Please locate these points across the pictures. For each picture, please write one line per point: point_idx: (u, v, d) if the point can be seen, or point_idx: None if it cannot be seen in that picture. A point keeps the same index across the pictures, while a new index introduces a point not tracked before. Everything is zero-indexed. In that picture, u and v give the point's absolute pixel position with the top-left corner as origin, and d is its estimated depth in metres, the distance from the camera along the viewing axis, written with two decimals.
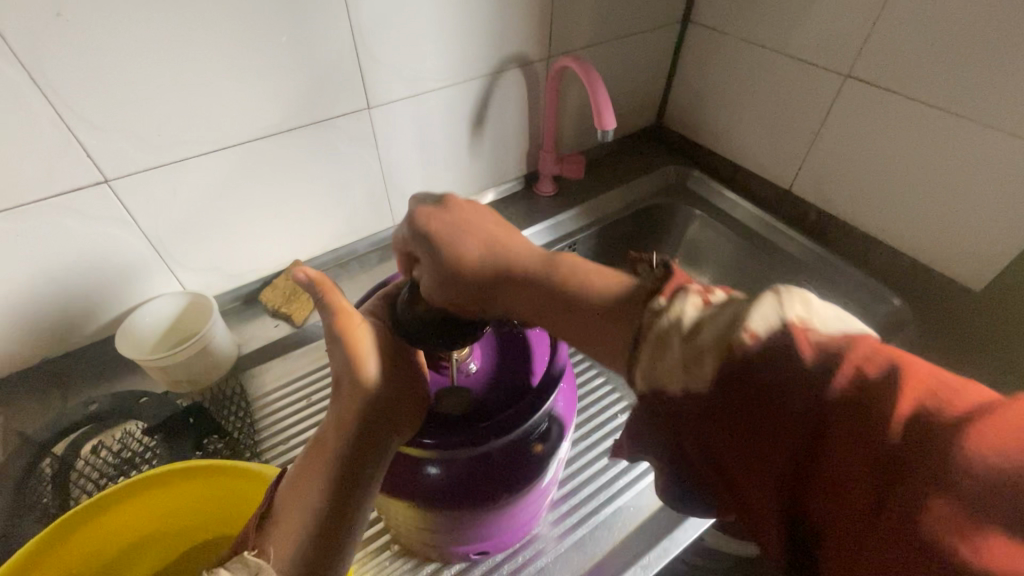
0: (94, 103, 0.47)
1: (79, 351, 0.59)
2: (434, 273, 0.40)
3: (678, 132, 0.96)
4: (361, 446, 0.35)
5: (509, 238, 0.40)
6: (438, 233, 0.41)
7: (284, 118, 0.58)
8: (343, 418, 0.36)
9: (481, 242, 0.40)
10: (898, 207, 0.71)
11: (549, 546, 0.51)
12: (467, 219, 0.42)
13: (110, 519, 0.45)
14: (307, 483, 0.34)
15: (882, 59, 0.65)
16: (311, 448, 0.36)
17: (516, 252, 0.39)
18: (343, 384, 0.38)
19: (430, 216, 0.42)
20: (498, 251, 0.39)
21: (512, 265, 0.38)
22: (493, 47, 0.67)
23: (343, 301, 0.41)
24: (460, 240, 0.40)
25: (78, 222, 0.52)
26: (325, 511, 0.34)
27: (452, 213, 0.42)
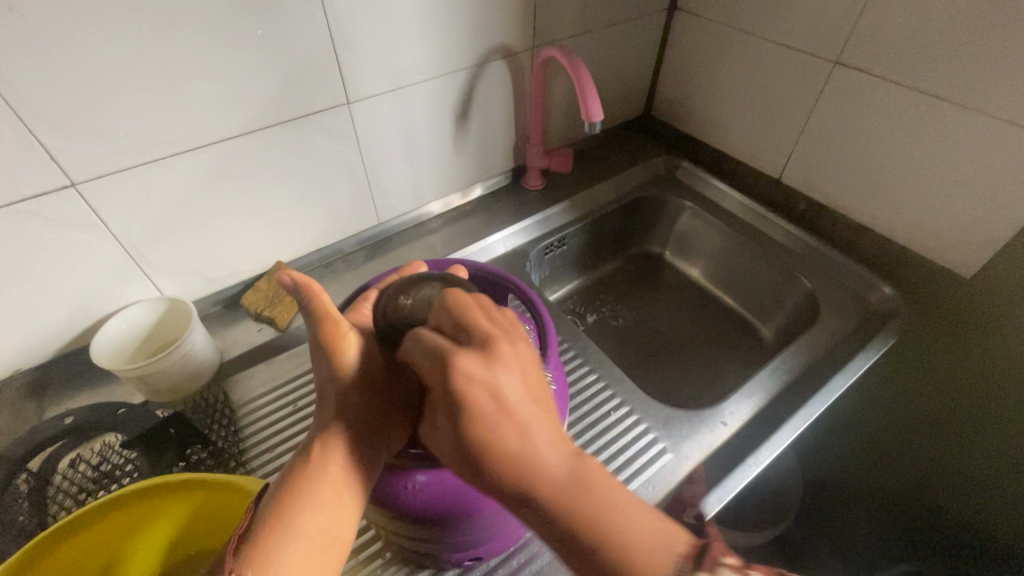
0: (54, 102, 0.45)
1: (53, 363, 0.57)
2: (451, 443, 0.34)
3: (666, 122, 0.95)
4: (351, 460, 0.35)
5: (557, 444, 0.34)
6: (472, 401, 0.32)
7: (260, 115, 0.56)
8: (332, 434, 0.36)
9: (522, 436, 0.33)
10: (889, 195, 0.71)
11: (544, 548, 0.50)
12: (501, 395, 0.33)
13: (87, 540, 0.42)
14: (291, 500, 0.33)
15: (871, 44, 0.64)
16: (293, 461, 0.35)
17: (554, 479, 0.33)
18: (327, 396, 0.37)
19: (473, 371, 0.33)
20: (532, 461, 0.33)
21: (552, 495, 0.33)
22: (476, 38, 0.66)
23: (327, 303, 0.38)
24: (494, 429, 0.33)
25: (45, 228, 0.49)
26: (309, 530, 0.33)
27: (497, 382, 0.33)
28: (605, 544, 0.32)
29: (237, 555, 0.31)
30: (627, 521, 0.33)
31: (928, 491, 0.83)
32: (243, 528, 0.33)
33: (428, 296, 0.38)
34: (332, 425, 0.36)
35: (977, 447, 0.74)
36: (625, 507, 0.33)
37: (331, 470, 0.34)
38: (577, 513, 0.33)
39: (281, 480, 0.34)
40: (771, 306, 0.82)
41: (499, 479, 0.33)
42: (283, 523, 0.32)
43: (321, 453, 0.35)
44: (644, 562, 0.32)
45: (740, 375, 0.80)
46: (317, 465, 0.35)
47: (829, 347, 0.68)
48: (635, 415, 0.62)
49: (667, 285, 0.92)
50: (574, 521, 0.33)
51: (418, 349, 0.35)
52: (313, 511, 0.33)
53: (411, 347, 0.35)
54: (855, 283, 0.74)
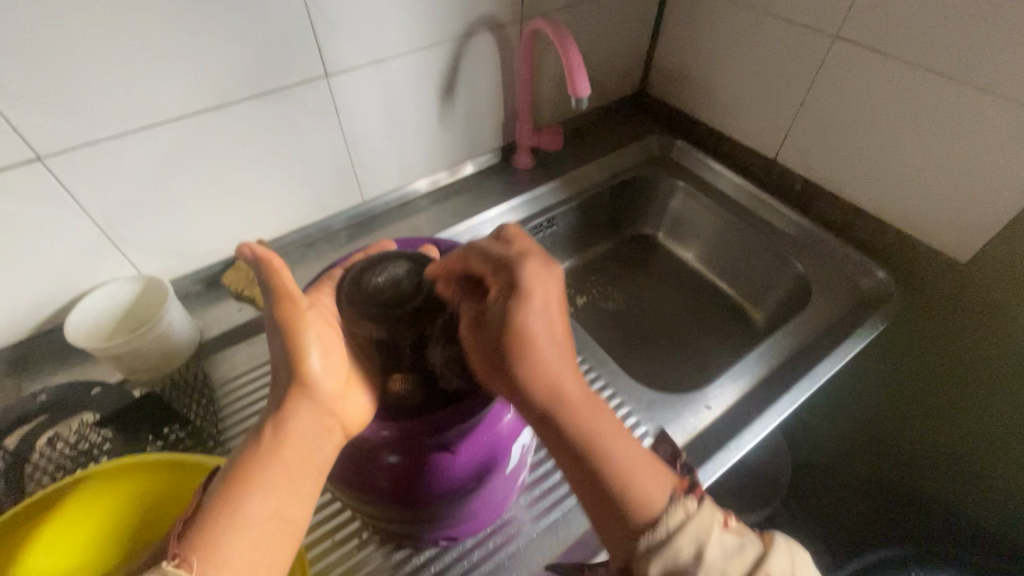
0: (13, 72, 0.43)
1: (29, 341, 0.56)
2: (481, 328, 0.37)
3: (662, 100, 0.93)
4: (305, 446, 0.35)
5: (574, 366, 0.38)
6: (528, 302, 0.37)
7: (234, 88, 0.54)
8: (286, 417, 0.35)
9: (553, 345, 0.37)
10: (885, 177, 0.69)
11: (522, 529, 0.50)
12: (548, 309, 0.38)
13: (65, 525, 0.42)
14: (241, 486, 0.33)
15: (872, 18, 0.62)
16: (243, 445, 0.35)
17: (574, 385, 0.37)
18: (284, 378, 0.37)
19: (537, 282, 0.38)
20: (551, 371, 0.37)
21: (568, 411, 0.37)
22: (461, 8, 0.63)
23: (289, 281, 0.38)
24: (535, 321, 0.37)
25: (13, 204, 0.48)
26: (258, 515, 0.32)
27: (539, 297, 0.37)
28: (607, 467, 0.36)
29: (182, 543, 0.30)
30: (622, 443, 0.37)
31: (914, 476, 0.83)
32: (188, 516, 0.32)
33: (395, 274, 0.38)
34: (285, 410, 0.36)
35: (965, 433, 0.74)
36: (624, 434, 0.38)
37: (284, 456, 0.34)
38: (584, 425, 0.37)
39: (231, 465, 0.34)
40: (763, 290, 0.81)
41: (528, 382, 0.36)
42: (232, 508, 0.32)
43: (272, 439, 0.35)
44: (637, 483, 0.36)
45: (729, 359, 0.79)
46: (270, 451, 0.34)
47: (819, 332, 0.67)
48: (619, 397, 0.61)
49: (659, 267, 0.90)
50: (581, 424, 0.36)
51: (479, 257, 0.39)
52: (265, 497, 0.33)
53: (467, 256, 0.39)
54: (848, 267, 0.73)
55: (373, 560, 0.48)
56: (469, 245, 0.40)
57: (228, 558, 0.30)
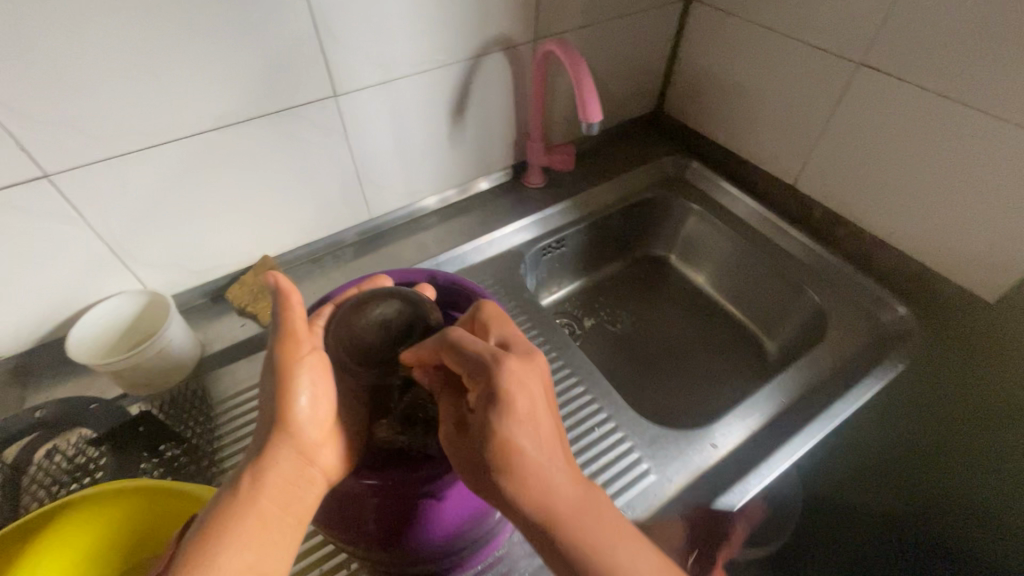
0: (22, 91, 0.43)
1: (35, 352, 0.57)
2: (457, 435, 0.35)
3: (679, 120, 0.91)
4: (284, 494, 0.35)
5: (567, 475, 0.35)
6: (509, 400, 0.34)
7: (243, 107, 0.54)
8: (269, 464, 0.35)
9: (545, 457, 0.34)
10: (909, 209, 0.66)
11: (515, 567, 0.48)
12: (533, 412, 0.34)
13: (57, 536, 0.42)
14: (216, 534, 0.32)
15: (898, 46, 0.59)
16: (221, 492, 0.34)
17: (561, 489, 0.34)
18: (269, 422, 0.36)
19: (517, 376, 0.34)
20: (546, 478, 0.34)
21: (562, 520, 0.34)
22: (474, 29, 0.62)
23: (298, 321, 0.36)
24: (518, 431, 0.34)
25: (20, 220, 0.49)
26: (231, 568, 0.32)
27: (523, 400, 0.34)
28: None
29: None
30: (621, 547, 0.34)
31: (930, 520, 0.80)
32: (161, 567, 0.31)
33: (385, 314, 0.38)
34: (267, 457, 0.35)
35: (987, 479, 0.70)
36: (626, 540, 0.35)
37: (262, 504, 0.34)
38: (581, 539, 0.34)
39: (209, 511, 0.33)
40: (778, 318, 0.78)
41: (520, 500, 0.34)
42: (205, 560, 0.31)
43: (250, 487, 0.34)
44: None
45: (739, 390, 0.77)
46: (247, 499, 0.34)
47: (833, 368, 0.65)
48: (621, 431, 0.59)
49: (670, 290, 0.88)
50: (568, 538, 0.34)
51: (454, 358, 0.35)
52: (240, 549, 0.32)
53: (439, 347, 0.35)
54: (867, 299, 0.70)
55: None
56: (443, 335, 0.35)
57: None
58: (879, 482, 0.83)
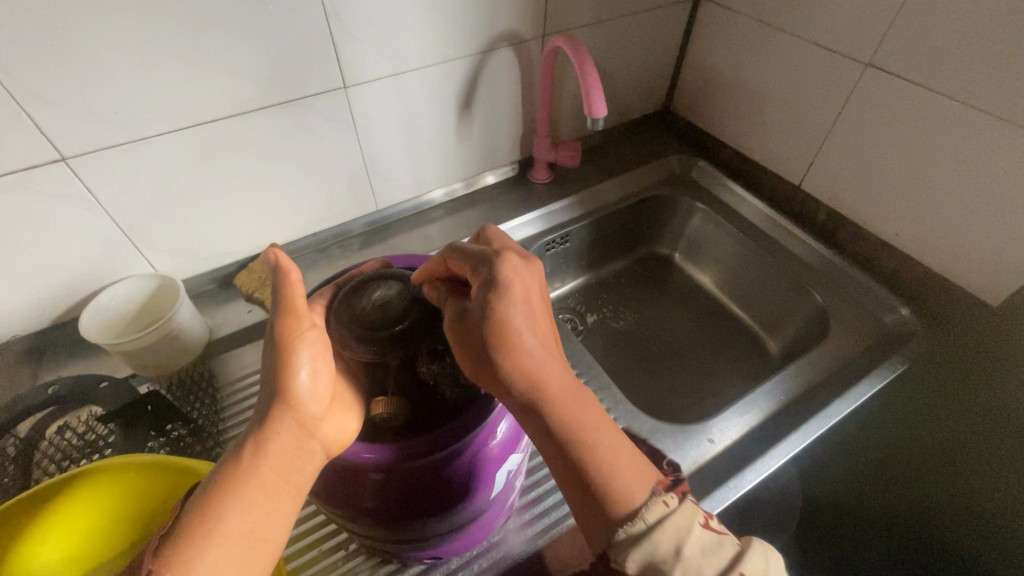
0: (43, 77, 0.45)
1: (49, 331, 0.59)
2: (458, 312, 0.38)
3: (686, 119, 0.91)
4: (285, 465, 0.36)
5: (559, 364, 0.39)
6: (508, 290, 0.38)
7: (255, 96, 0.55)
8: (270, 435, 0.36)
9: (537, 340, 0.39)
10: (915, 211, 0.66)
11: (511, 553, 0.49)
12: (528, 299, 0.39)
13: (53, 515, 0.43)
14: (218, 503, 0.33)
15: (905, 47, 0.59)
16: (224, 459, 0.35)
17: (552, 376, 0.38)
18: (271, 395, 0.37)
19: (516, 268, 0.39)
20: (535, 357, 0.38)
21: (552, 398, 0.38)
22: (483, 23, 0.63)
23: (298, 294, 0.37)
24: (513, 314, 0.38)
25: (37, 201, 0.50)
26: (232, 534, 0.33)
27: (519, 292, 0.39)
28: (586, 448, 0.37)
29: (156, 559, 0.31)
30: (603, 434, 0.38)
31: (930, 525, 0.79)
32: (166, 531, 0.32)
33: (386, 296, 0.40)
34: (269, 427, 0.36)
35: (989, 486, 0.70)
36: (608, 432, 0.38)
37: (263, 474, 0.35)
38: (564, 414, 0.37)
39: (210, 480, 0.34)
40: (781, 319, 0.78)
41: (512, 375, 0.37)
42: (207, 525, 0.32)
43: (252, 458, 0.35)
44: (617, 472, 0.37)
45: (740, 389, 0.77)
46: (249, 469, 0.35)
47: (834, 368, 0.65)
48: (619, 424, 0.60)
49: (674, 289, 0.89)
50: (554, 407, 0.37)
51: (459, 256, 0.40)
52: (242, 515, 0.33)
53: (448, 254, 0.41)
54: (871, 301, 0.70)
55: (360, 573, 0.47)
56: (451, 246, 0.41)
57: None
58: (879, 486, 0.82)
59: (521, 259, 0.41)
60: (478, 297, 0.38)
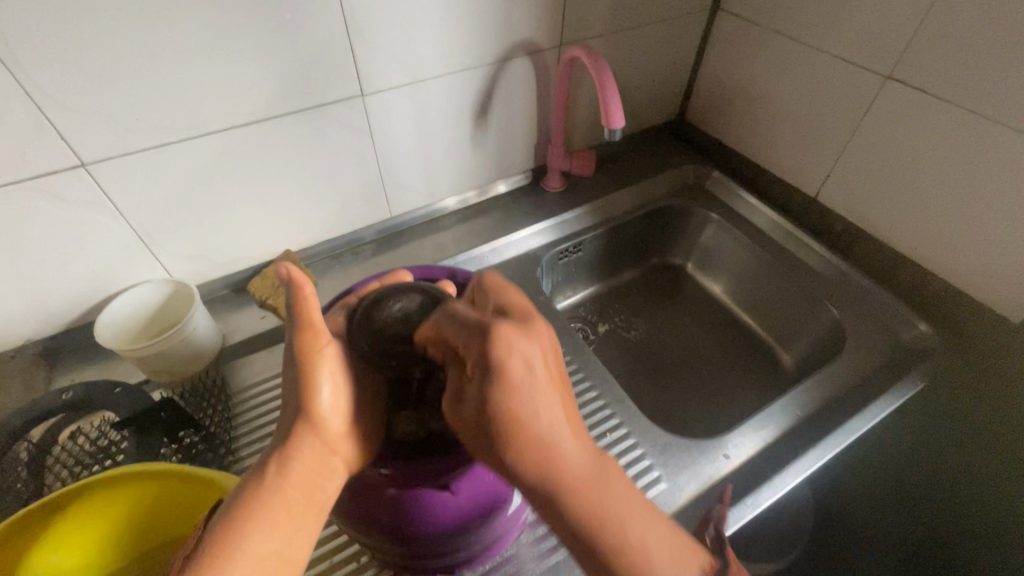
0: (65, 84, 0.45)
1: (65, 335, 0.59)
2: (458, 404, 0.35)
3: (700, 129, 0.91)
4: (308, 483, 0.35)
5: (574, 440, 0.35)
6: (508, 372, 0.34)
7: (273, 103, 0.55)
8: (292, 453, 0.36)
9: (550, 424, 0.34)
10: (933, 226, 0.65)
11: (524, 568, 0.49)
12: (533, 380, 0.34)
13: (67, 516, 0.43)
14: (240, 523, 0.33)
15: (927, 60, 0.59)
16: (248, 478, 0.35)
17: (568, 458, 0.35)
18: (293, 412, 0.37)
19: (514, 344, 0.34)
20: (548, 443, 0.34)
21: (568, 484, 0.34)
22: (500, 33, 0.63)
23: (314, 311, 0.36)
24: (518, 399, 0.34)
25: (56, 206, 0.50)
26: (255, 554, 0.32)
27: (527, 371, 0.34)
28: (609, 536, 0.34)
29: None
30: (628, 513, 0.35)
31: (945, 543, 0.78)
32: (189, 550, 0.32)
33: (408, 307, 0.38)
34: (292, 445, 0.36)
35: (1007, 506, 0.68)
36: (635, 508, 0.36)
37: (286, 493, 0.35)
38: (588, 503, 0.34)
39: (233, 499, 0.34)
40: (795, 332, 0.77)
41: (523, 465, 0.34)
42: (230, 545, 0.32)
43: (275, 476, 0.35)
44: (646, 562, 0.35)
45: (752, 402, 0.76)
46: (272, 488, 0.35)
47: (851, 384, 0.64)
48: (632, 437, 0.59)
49: (686, 299, 0.88)
50: (570, 495, 0.34)
51: (453, 324, 0.35)
52: (264, 535, 0.33)
53: (440, 323, 0.35)
54: (888, 315, 0.69)
55: None
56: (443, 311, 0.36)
57: None
58: (893, 502, 0.81)
59: (519, 323, 0.36)
60: (475, 379, 0.34)
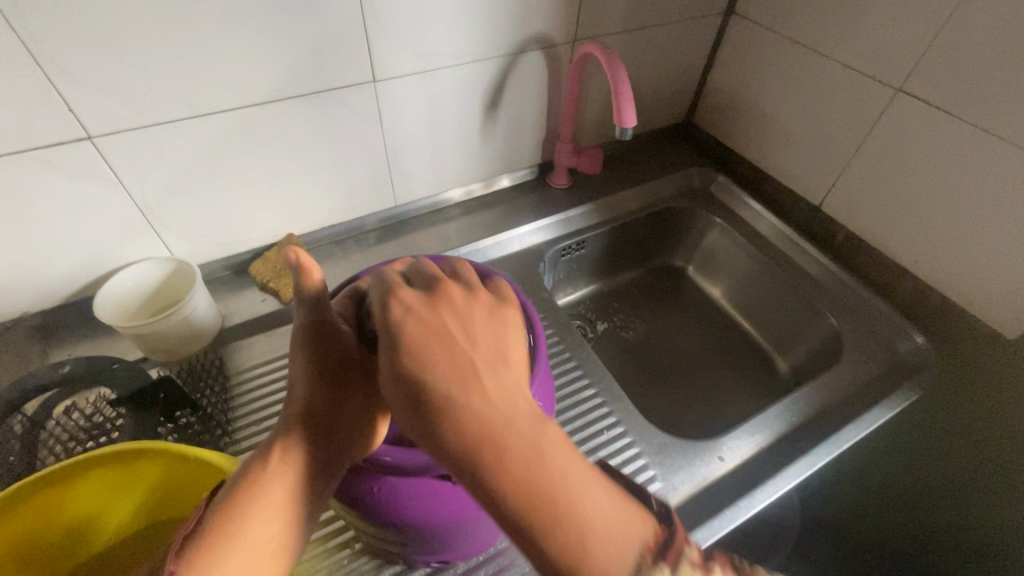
0: (74, 56, 0.44)
1: (62, 309, 0.58)
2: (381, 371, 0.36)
3: (707, 133, 0.91)
4: (311, 471, 0.36)
5: (503, 409, 0.32)
6: (408, 330, 0.35)
7: (285, 84, 0.54)
8: (297, 438, 0.36)
9: (466, 388, 0.33)
10: (935, 240, 0.66)
11: (516, 561, 0.49)
12: (432, 335, 0.35)
13: (80, 525, 0.45)
14: (241, 506, 0.33)
15: (938, 75, 0.59)
16: (251, 461, 0.35)
17: (492, 424, 0.31)
18: (299, 397, 0.38)
19: (410, 310, 0.37)
20: (461, 398, 0.32)
21: (488, 440, 0.31)
22: (516, 26, 0.63)
23: (323, 300, 0.40)
24: (423, 352, 0.34)
25: (57, 177, 0.49)
26: (255, 540, 0.32)
27: (422, 333, 0.35)
28: (539, 514, 0.29)
29: (176, 562, 0.30)
30: (568, 483, 0.30)
31: (931, 556, 0.79)
32: (190, 528, 0.32)
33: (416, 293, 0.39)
34: (296, 433, 0.36)
35: (993, 522, 0.69)
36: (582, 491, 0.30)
37: (289, 480, 0.35)
38: (514, 474, 0.30)
39: (235, 482, 0.34)
40: (793, 339, 0.78)
41: (427, 424, 0.33)
42: (230, 529, 0.32)
43: (281, 461, 0.35)
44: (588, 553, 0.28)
45: (747, 407, 0.76)
46: (276, 473, 0.35)
47: (846, 394, 0.64)
48: (629, 437, 0.59)
49: (685, 301, 0.88)
50: (495, 461, 0.30)
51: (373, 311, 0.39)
52: (265, 520, 0.33)
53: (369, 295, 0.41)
54: (886, 328, 0.69)
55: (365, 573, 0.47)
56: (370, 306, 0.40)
57: None
58: (882, 513, 0.82)
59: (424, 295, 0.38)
60: (387, 338, 0.36)
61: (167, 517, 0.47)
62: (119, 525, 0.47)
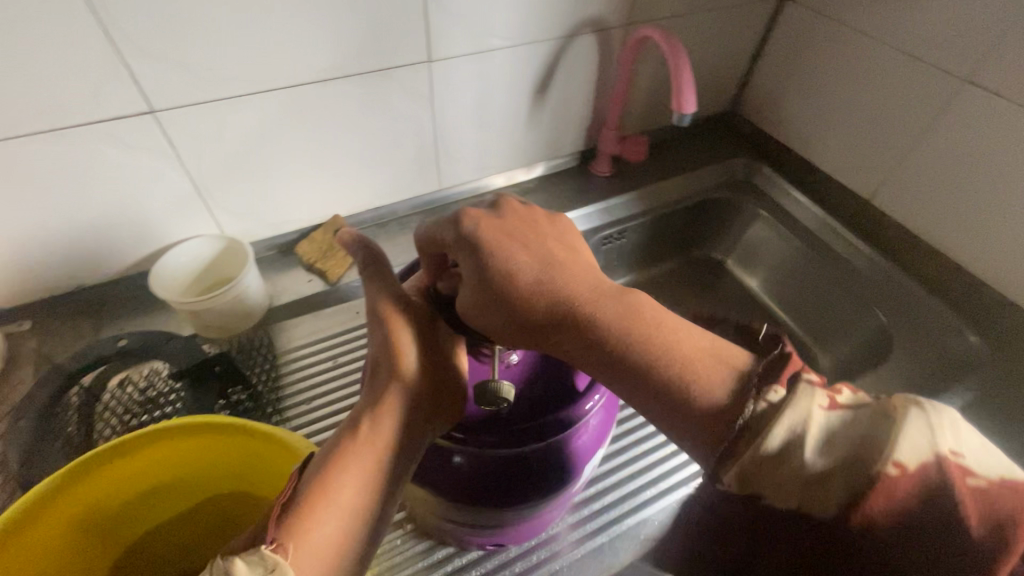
0: (142, 28, 0.44)
1: (114, 285, 0.59)
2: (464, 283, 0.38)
3: (752, 123, 0.89)
4: (398, 441, 0.36)
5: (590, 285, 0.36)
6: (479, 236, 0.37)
7: (341, 62, 0.54)
8: (383, 410, 0.36)
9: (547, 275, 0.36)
10: (997, 236, 0.64)
11: (566, 549, 0.49)
12: (515, 235, 0.38)
13: (143, 495, 0.46)
14: (336, 475, 0.33)
15: (1009, 66, 0.57)
16: (340, 437, 0.35)
17: (591, 305, 0.35)
18: (382, 370, 0.38)
19: (483, 223, 0.38)
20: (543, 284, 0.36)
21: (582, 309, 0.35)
22: (571, 6, 0.61)
23: (389, 278, 0.41)
24: (504, 251, 0.37)
25: (118, 150, 0.50)
26: (351, 505, 0.33)
27: (492, 234, 0.37)
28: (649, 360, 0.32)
29: (278, 528, 0.32)
30: (675, 340, 0.33)
31: None
32: (286, 501, 0.33)
33: None
34: (383, 407, 0.37)
35: None
36: (687, 343, 0.33)
37: (377, 449, 0.35)
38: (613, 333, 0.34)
39: (324, 454, 0.35)
40: (837, 334, 0.76)
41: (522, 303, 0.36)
42: (325, 496, 0.33)
43: (369, 433, 0.35)
44: (706, 389, 0.30)
45: None
46: (364, 444, 0.35)
47: (893, 396, 0.62)
48: None
49: (724, 294, 0.86)
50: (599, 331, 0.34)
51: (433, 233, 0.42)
52: (356, 487, 0.33)
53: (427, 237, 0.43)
54: (939, 326, 0.67)
55: (417, 554, 0.47)
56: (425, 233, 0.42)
57: (321, 543, 0.32)
58: None
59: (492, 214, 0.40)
60: (465, 254, 0.38)
61: (228, 488, 0.48)
62: (182, 497, 0.48)
